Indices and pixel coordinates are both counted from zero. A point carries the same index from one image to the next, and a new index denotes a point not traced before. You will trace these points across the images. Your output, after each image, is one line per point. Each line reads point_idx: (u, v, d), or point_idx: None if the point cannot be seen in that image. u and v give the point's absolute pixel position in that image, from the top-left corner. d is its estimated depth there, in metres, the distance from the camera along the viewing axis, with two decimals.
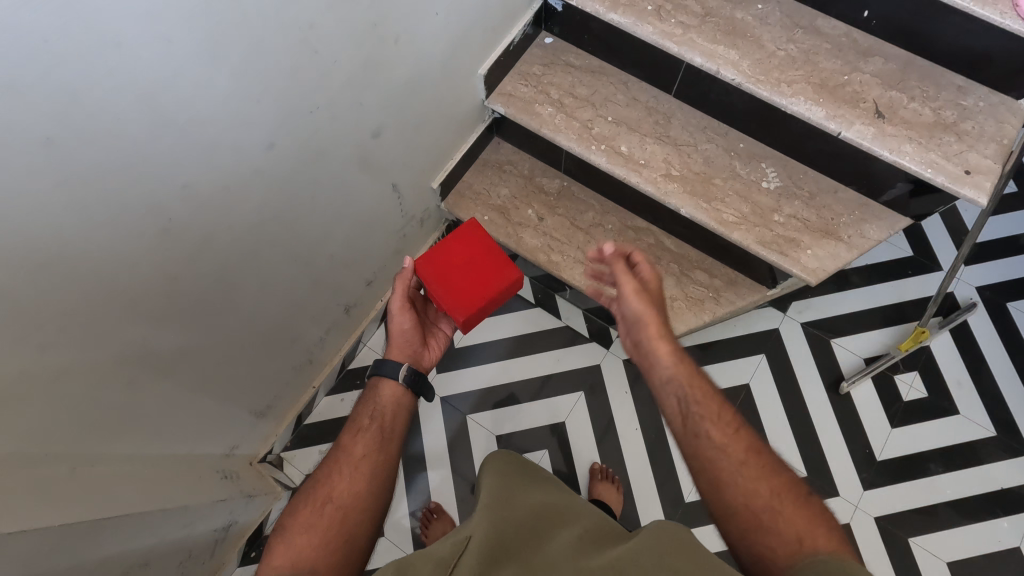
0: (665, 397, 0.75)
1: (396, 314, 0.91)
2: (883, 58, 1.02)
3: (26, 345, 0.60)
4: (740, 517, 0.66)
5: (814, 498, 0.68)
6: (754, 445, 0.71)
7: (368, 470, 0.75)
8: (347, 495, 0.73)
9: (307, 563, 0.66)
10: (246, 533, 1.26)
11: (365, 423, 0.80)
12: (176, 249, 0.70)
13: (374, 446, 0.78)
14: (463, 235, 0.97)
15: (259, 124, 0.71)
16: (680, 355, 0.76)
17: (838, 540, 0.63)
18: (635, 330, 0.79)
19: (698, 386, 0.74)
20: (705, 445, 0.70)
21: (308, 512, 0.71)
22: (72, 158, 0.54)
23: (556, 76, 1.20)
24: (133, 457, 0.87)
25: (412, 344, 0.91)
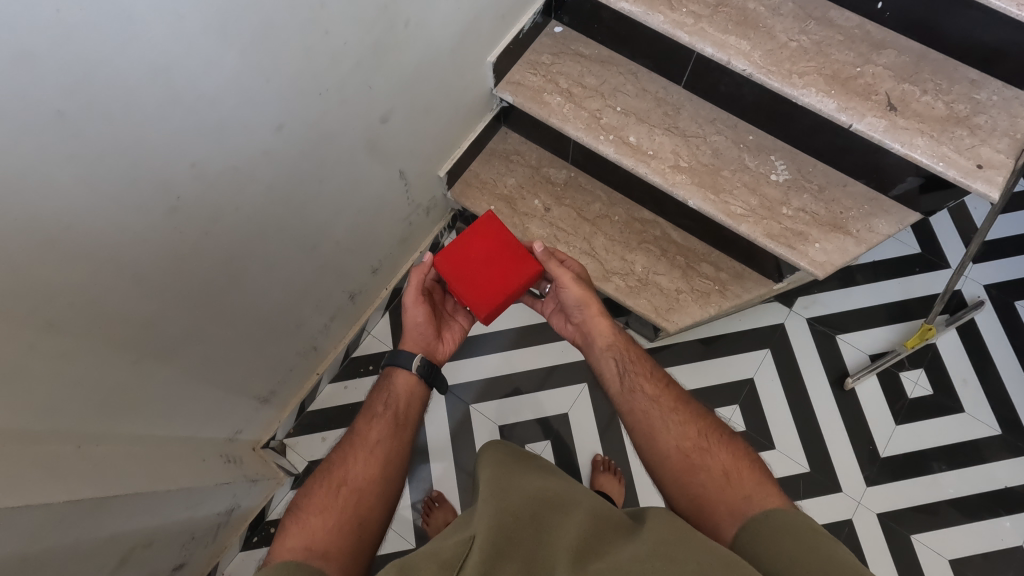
0: (611, 380, 0.86)
1: (410, 306, 0.93)
2: (896, 51, 1.01)
3: (35, 320, 0.60)
4: (675, 464, 0.76)
5: (737, 438, 0.79)
6: (682, 397, 0.83)
7: (381, 455, 0.79)
8: (361, 480, 0.76)
9: (321, 544, 0.70)
10: (250, 517, 1.27)
11: (379, 409, 0.83)
12: (184, 229, 0.70)
13: (387, 433, 0.81)
14: (483, 230, 0.94)
15: (268, 105, 0.71)
16: (615, 331, 0.91)
17: (758, 470, 0.75)
18: (579, 311, 0.93)
19: (632, 356, 0.87)
20: (643, 403, 0.82)
21: (323, 494, 0.75)
22: (81, 132, 0.53)
23: (565, 65, 1.19)
24: (139, 437, 0.87)
25: (426, 336, 0.93)
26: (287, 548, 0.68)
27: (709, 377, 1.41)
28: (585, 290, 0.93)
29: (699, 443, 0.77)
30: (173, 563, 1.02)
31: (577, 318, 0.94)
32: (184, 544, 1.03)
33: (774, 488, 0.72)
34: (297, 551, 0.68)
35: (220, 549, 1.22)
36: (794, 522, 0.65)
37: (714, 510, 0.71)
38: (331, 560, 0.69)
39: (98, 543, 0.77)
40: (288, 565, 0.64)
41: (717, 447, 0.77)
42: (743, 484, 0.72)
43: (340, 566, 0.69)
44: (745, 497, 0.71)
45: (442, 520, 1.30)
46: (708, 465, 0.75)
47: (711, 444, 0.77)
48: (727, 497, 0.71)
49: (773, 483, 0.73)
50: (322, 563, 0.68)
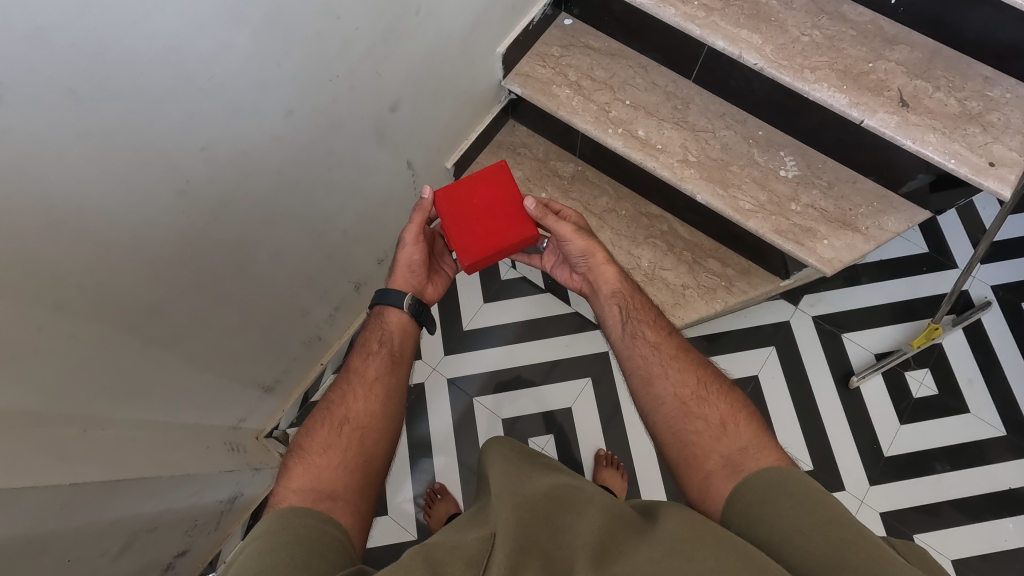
0: (611, 328, 0.86)
1: (407, 244, 0.91)
2: (909, 47, 1.00)
3: (44, 302, 0.60)
4: (671, 410, 0.76)
5: (737, 389, 0.78)
6: (683, 346, 0.83)
7: (380, 392, 0.80)
8: (362, 417, 0.77)
9: (327, 483, 0.70)
10: (251, 505, 1.28)
11: (374, 347, 0.84)
12: (194, 214, 0.70)
13: (384, 370, 0.82)
14: (491, 178, 0.93)
15: (277, 90, 0.70)
16: (621, 279, 0.89)
17: (755, 421, 0.74)
18: (583, 260, 0.91)
19: (637, 304, 0.86)
20: (643, 350, 0.82)
21: (325, 434, 0.75)
22: (93, 111, 0.53)
23: (574, 58, 1.19)
24: (146, 423, 0.87)
25: (416, 275, 0.92)
26: (293, 489, 0.69)
27: None
28: (586, 242, 0.90)
29: (698, 391, 0.77)
30: (175, 550, 1.03)
31: (582, 266, 0.93)
32: (187, 531, 1.04)
33: (771, 442, 0.71)
34: (304, 493, 0.68)
35: (222, 537, 1.22)
36: (795, 495, 0.62)
37: (707, 459, 0.71)
38: (339, 498, 0.69)
39: (102, 527, 0.78)
40: (298, 513, 0.65)
41: (715, 396, 0.76)
42: (739, 434, 0.72)
43: (349, 504, 0.70)
44: (741, 447, 0.71)
45: (444, 512, 1.29)
46: (705, 413, 0.75)
47: (710, 393, 0.77)
48: (722, 447, 0.71)
49: (770, 436, 0.72)
50: (331, 502, 0.68)
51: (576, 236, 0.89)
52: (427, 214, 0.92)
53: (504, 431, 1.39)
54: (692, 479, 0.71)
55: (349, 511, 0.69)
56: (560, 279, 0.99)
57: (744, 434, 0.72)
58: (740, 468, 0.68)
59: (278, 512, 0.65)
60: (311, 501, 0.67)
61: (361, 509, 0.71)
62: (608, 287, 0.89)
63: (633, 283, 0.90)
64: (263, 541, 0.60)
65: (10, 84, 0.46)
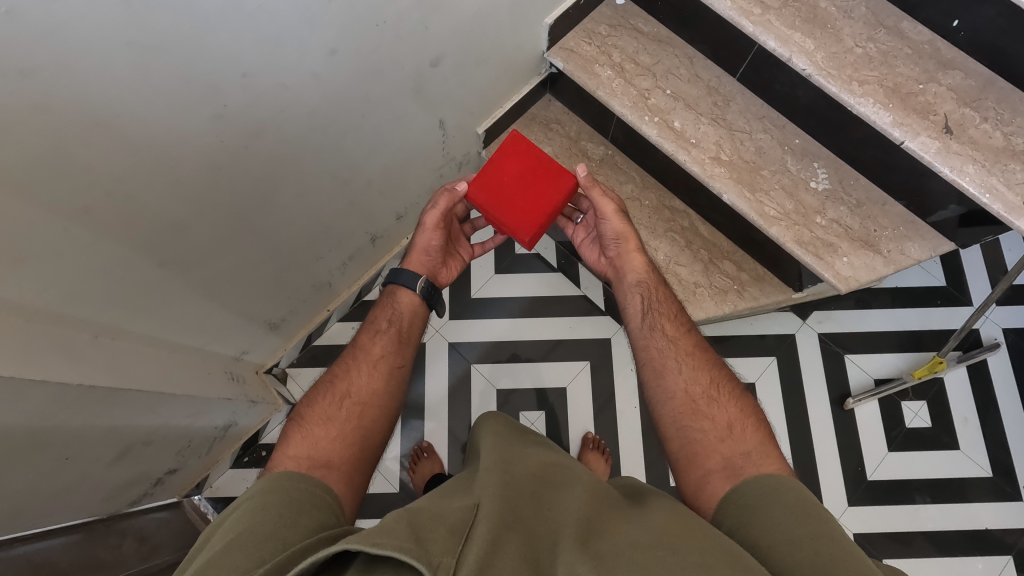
0: (631, 314, 0.86)
1: (427, 229, 0.92)
2: (963, 73, 0.98)
3: (72, 204, 0.61)
4: (680, 403, 0.77)
5: (747, 394, 0.79)
6: (700, 344, 0.83)
7: (384, 370, 0.81)
8: (364, 392, 0.78)
9: (324, 453, 0.72)
10: (243, 437, 1.31)
11: (382, 326, 0.85)
12: (227, 137, 0.71)
13: (390, 349, 0.83)
14: (511, 149, 0.92)
15: (324, 28, 0.70)
16: (648, 269, 0.89)
17: (761, 428, 0.75)
18: (614, 245, 0.92)
19: (660, 297, 0.87)
20: (660, 343, 0.82)
21: (326, 406, 0.76)
22: (146, 19, 0.53)
23: (621, 39, 1.17)
24: (152, 340, 0.89)
25: (432, 260, 0.93)
26: (289, 456, 0.70)
27: None
28: (622, 224, 0.91)
29: (708, 391, 0.77)
30: (165, 468, 1.09)
31: (611, 251, 0.93)
32: (180, 450, 1.08)
33: (775, 450, 0.72)
34: (300, 460, 0.70)
35: (211, 463, 1.28)
36: (789, 498, 0.64)
37: (708, 457, 0.72)
38: (334, 468, 0.71)
39: (101, 432, 0.80)
40: (294, 476, 0.66)
41: (725, 397, 0.77)
42: (744, 438, 0.73)
43: (344, 474, 0.71)
44: (744, 451, 0.71)
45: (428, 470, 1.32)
46: (712, 413, 0.75)
47: (720, 394, 0.77)
48: (724, 448, 0.72)
49: (775, 445, 0.73)
50: (324, 471, 0.70)
51: (614, 216, 0.91)
52: (455, 201, 0.92)
53: (496, 401, 1.41)
54: (690, 475, 0.72)
55: (343, 481, 0.71)
56: (588, 261, 0.99)
57: (751, 435, 0.73)
58: (739, 471, 0.69)
59: (274, 475, 0.67)
60: (307, 468, 0.69)
61: (355, 481, 0.72)
62: (636, 273, 0.89)
63: (659, 276, 0.91)
64: (255, 501, 0.62)
65: None
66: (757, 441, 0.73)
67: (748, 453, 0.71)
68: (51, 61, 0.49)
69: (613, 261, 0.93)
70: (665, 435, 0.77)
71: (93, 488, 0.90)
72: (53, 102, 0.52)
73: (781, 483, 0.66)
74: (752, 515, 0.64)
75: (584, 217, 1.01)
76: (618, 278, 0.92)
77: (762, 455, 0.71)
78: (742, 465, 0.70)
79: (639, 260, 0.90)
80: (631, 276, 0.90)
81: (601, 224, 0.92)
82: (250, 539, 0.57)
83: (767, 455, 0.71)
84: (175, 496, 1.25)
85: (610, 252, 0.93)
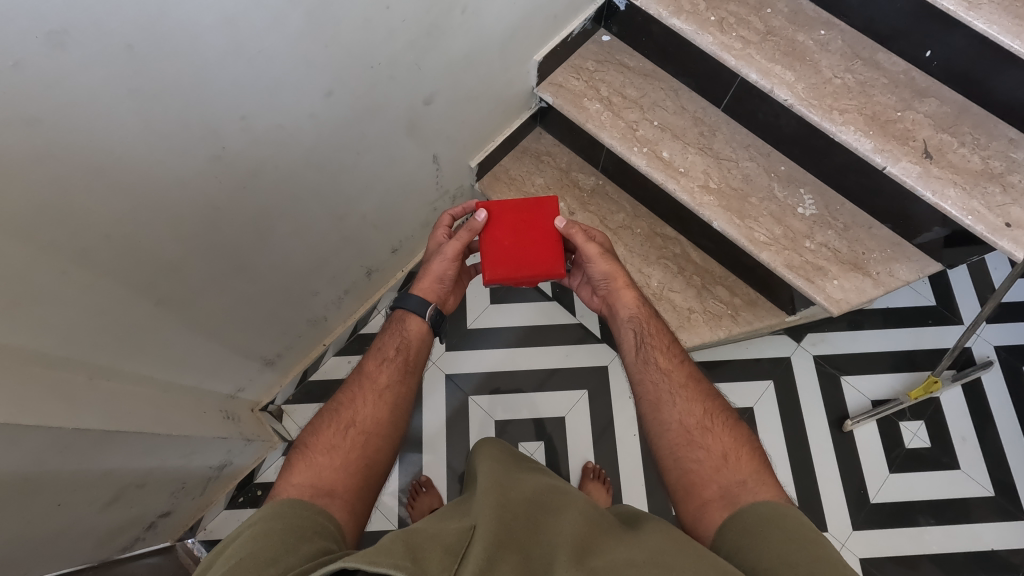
0: (624, 352, 0.87)
1: (446, 258, 0.92)
2: (938, 100, 1.01)
3: (71, 247, 0.61)
4: (674, 436, 0.77)
5: (741, 422, 0.79)
6: (694, 374, 0.84)
7: (390, 400, 0.80)
8: (369, 422, 0.77)
9: (327, 481, 0.71)
10: (238, 477, 1.30)
11: (390, 354, 0.84)
12: (226, 178, 0.72)
13: (396, 378, 0.82)
14: (489, 221, 0.95)
15: (321, 71, 0.72)
16: (638, 304, 0.90)
17: (757, 457, 0.74)
18: (604, 284, 0.93)
19: (652, 330, 0.87)
20: (653, 375, 0.82)
21: (331, 434, 0.75)
22: (148, 68, 0.55)
23: (608, 74, 1.21)
24: (147, 380, 0.88)
25: (443, 287, 0.93)
26: (293, 484, 0.69)
27: None
28: (608, 264, 0.92)
29: (703, 421, 0.77)
30: (158, 510, 1.07)
31: (601, 289, 0.94)
32: (173, 492, 1.06)
33: (771, 479, 0.72)
34: (303, 488, 0.69)
35: (205, 504, 1.25)
36: (785, 517, 0.64)
37: (705, 487, 0.72)
38: (337, 496, 0.70)
39: (94, 476, 0.79)
40: (295, 502, 0.66)
41: (720, 427, 0.77)
42: (739, 467, 0.72)
43: (346, 502, 0.70)
44: (739, 480, 0.71)
45: (427, 506, 1.31)
46: (707, 443, 0.75)
47: (715, 423, 0.77)
48: (721, 477, 0.72)
49: (770, 473, 0.73)
50: (327, 500, 0.69)
51: (599, 258, 0.92)
52: (473, 235, 0.93)
53: (495, 432, 1.40)
54: (688, 506, 0.72)
55: (346, 509, 0.70)
56: (582, 300, 1.00)
57: (749, 462, 0.73)
58: (736, 500, 0.69)
59: (276, 501, 0.66)
60: (310, 495, 0.68)
61: (357, 510, 0.71)
62: (627, 312, 0.90)
63: (651, 309, 0.91)
64: (255, 528, 0.61)
65: (75, 32, 0.48)
66: (754, 469, 0.72)
67: (744, 481, 0.71)
68: (56, 110, 0.51)
69: (605, 300, 0.94)
70: (662, 468, 0.77)
71: (83, 535, 0.88)
72: (55, 150, 0.53)
73: (778, 507, 0.66)
74: (749, 535, 0.64)
75: (574, 256, 1.03)
76: (610, 316, 0.93)
77: (760, 482, 0.71)
78: (740, 491, 0.70)
79: (628, 298, 0.91)
80: (621, 315, 0.90)
81: (588, 266, 0.94)
82: (250, 565, 0.56)
83: (766, 483, 0.71)
84: (167, 541, 1.22)
85: (600, 292, 0.95)
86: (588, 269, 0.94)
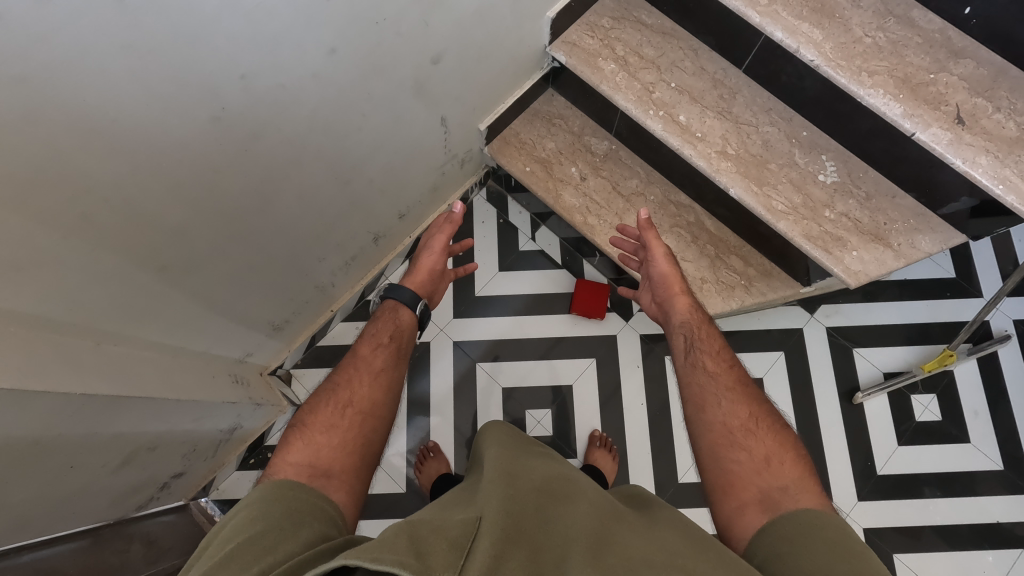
0: (675, 353, 0.87)
1: (434, 251, 0.98)
2: (975, 62, 0.95)
3: (70, 213, 0.60)
4: (716, 436, 0.76)
5: (785, 427, 0.77)
6: (742, 378, 0.82)
7: (384, 382, 0.81)
8: (365, 402, 0.78)
9: (325, 461, 0.71)
10: (249, 439, 1.32)
11: (384, 340, 0.86)
12: (226, 140, 0.70)
13: (390, 363, 0.83)
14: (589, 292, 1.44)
15: (323, 27, 0.69)
16: (692, 310, 0.90)
17: (803, 466, 0.73)
18: (664, 285, 0.95)
19: (703, 334, 0.86)
20: (701, 378, 0.81)
21: (328, 413, 0.76)
22: (139, 22, 0.52)
23: (624, 32, 1.15)
24: (153, 344, 0.88)
25: (432, 281, 0.99)
26: (290, 463, 0.69)
27: None
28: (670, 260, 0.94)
29: (747, 424, 0.76)
30: (171, 472, 1.08)
31: (661, 293, 0.95)
32: (185, 455, 1.08)
33: (814, 487, 0.71)
34: (301, 467, 0.69)
35: (217, 466, 1.28)
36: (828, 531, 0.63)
37: (744, 490, 0.71)
38: (334, 476, 0.70)
39: (106, 439, 0.80)
40: (292, 486, 0.66)
41: (764, 431, 0.76)
42: (782, 473, 0.71)
43: (344, 482, 0.71)
44: (781, 486, 0.70)
45: (434, 470, 1.31)
46: (750, 445, 0.74)
47: (759, 427, 0.76)
48: (762, 481, 0.71)
49: (815, 481, 0.72)
50: (325, 481, 0.69)
51: (664, 259, 0.94)
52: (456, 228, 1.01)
53: (502, 400, 1.40)
54: (725, 506, 0.71)
55: (343, 490, 0.70)
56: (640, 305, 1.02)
57: (793, 470, 0.72)
58: (777, 506, 0.68)
59: (274, 481, 0.66)
60: (308, 477, 0.68)
61: (355, 489, 0.72)
62: (683, 314, 0.90)
63: (704, 314, 0.91)
64: (253, 510, 0.61)
65: None
66: (798, 477, 0.71)
67: (787, 489, 0.70)
68: (46, 69, 0.48)
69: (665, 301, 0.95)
70: (704, 472, 0.76)
71: (99, 495, 0.90)
72: (47, 111, 0.51)
73: (822, 517, 0.65)
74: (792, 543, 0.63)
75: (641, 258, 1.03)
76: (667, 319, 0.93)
77: (803, 491, 0.69)
78: (783, 499, 0.69)
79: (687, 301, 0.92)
80: (675, 317, 0.91)
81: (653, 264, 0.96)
82: (250, 551, 0.55)
83: (811, 494, 0.69)
84: (181, 500, 1.26)
85: (659, 294, 0.96)
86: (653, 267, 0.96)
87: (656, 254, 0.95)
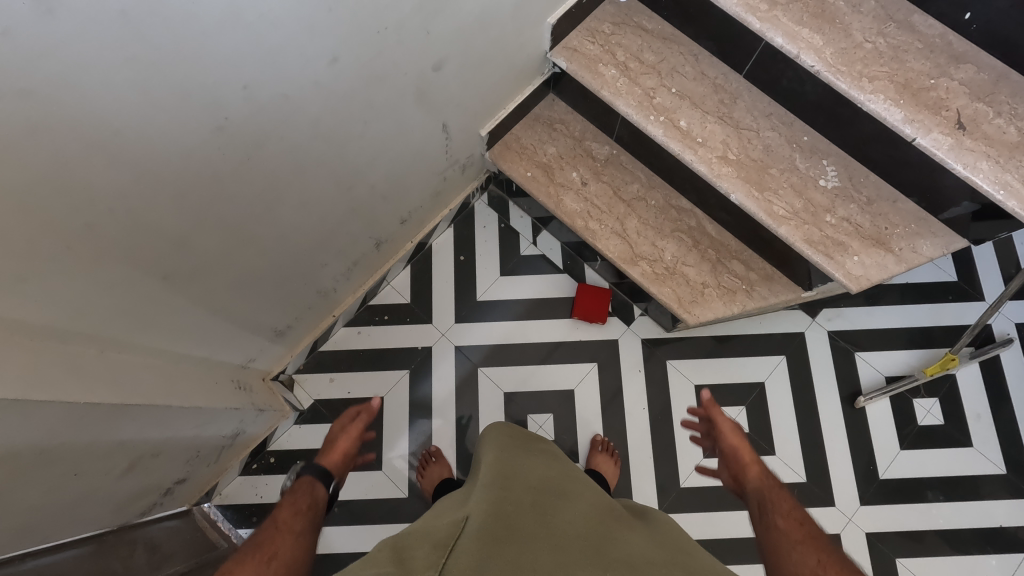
0: (754, 512, 0.85)
1: (349, 433, 1.08)
2: (975, 67, 0.96)
3: (75, 223, 0.60)
4: None
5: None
6: (818, 535, 0.77)
7: (305, 521, 0.82)
8: (292, 531, 0.78)
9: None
10: (252, 445, 1.32)
11: (299, 496, 0.89)
12: (229, 148, 0.70)
13: (307, 509, 0.86)
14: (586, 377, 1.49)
15: (325, 36, 0.69)
16: (760, 476, 0.92)
17: None
18: (726, 447, 1.00)
19: (774, 496, 0.86)
20: (772, 535, 0.79)
21: (259, 541, 0.74)
22: (144, 34, 0.52)
23: (625, 37, 1.15)
24: (156, 351, 0.88)
25: (350, 445, 1.07)
26: None
27: (719, 374, 1.40)
28: (730, 427, 1.02)
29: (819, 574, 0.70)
30: (174, 477, 1.09)
31: (721, 452, 1.00)
32: (189, 460, 1.08)
33: None
34: None
35: (220, 471, 1.28)
36: None
37: None
38: None
39: (110, 446, 0.80)
40: None
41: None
42: None
43: None
44: None
45: (436, 475, 1.29)
46: None
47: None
48: None
49: None
50: None
51: (728, 433, 1.01)
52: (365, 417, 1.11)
53: (504, 404, 1.40)
54: None
55: None
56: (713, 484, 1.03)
57: None
58: None
59: None
60: None
61: None
62: (757, 477, 0.92)
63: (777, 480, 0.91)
64: None
65: None
66: None
67: None
68: (52, 82, 0.48)
69: (729, 456, 0.98)
70: None
71: (103, 501, 0.90)
72: (52, 123, 0.51)
73: None
74: None
75: (703, 427, 1.11)
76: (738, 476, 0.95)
77: None
78: None
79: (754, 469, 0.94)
80: (750, 475, 0.93)
81: (718, 433, 1.03)
82: None
83: None
84: (184, 505, 1.26)
85: (728, 452, 0.99)
86: (722, 425, 1.03)
87: (717, 429, 1.03)
